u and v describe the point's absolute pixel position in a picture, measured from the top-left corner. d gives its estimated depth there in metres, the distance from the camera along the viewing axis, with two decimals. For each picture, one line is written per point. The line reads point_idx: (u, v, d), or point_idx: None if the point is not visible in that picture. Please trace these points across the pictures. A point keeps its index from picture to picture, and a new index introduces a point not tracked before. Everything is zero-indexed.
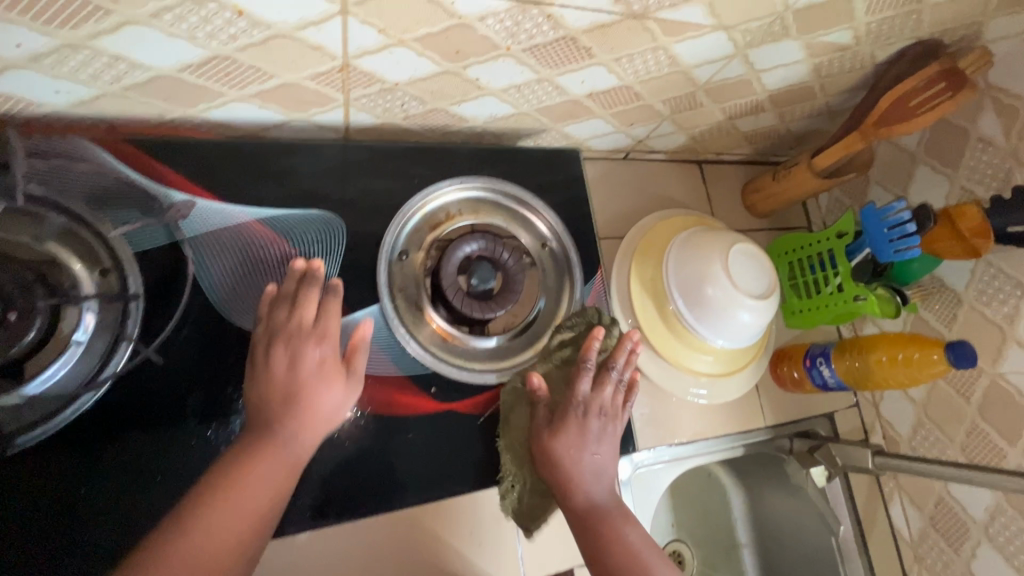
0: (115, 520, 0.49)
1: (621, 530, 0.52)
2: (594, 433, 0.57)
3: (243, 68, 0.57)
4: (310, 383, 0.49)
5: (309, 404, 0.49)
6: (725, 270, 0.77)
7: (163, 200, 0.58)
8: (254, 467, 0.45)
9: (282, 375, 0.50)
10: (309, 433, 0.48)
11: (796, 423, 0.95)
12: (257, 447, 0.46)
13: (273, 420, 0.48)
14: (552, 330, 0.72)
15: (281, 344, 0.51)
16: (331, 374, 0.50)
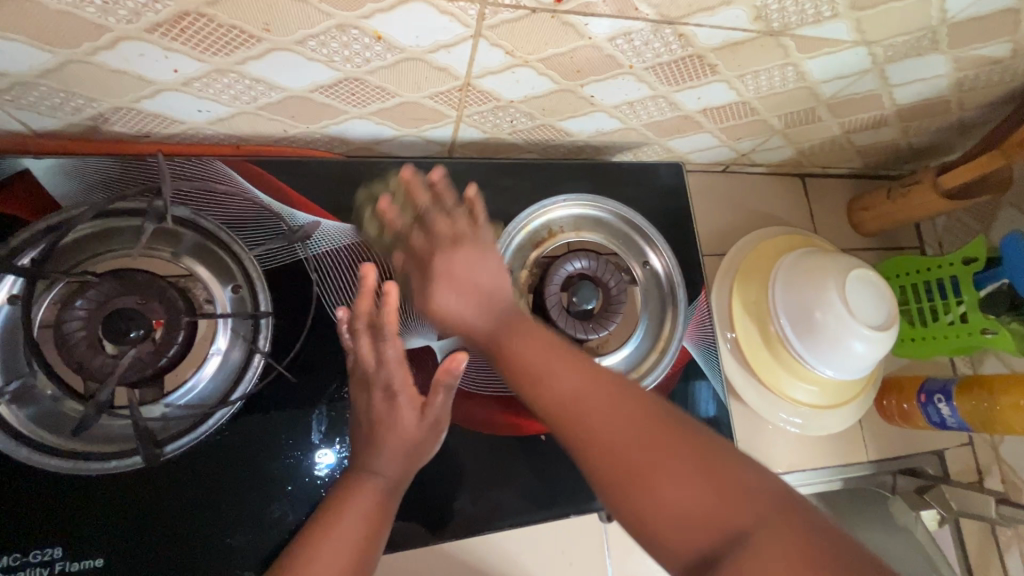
0: (253, 525, 0.52)
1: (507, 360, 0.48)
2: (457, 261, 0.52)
3: (369, 88, 0.58)
4: (386, 424, 0.50)
5: (394, 443, 0.50)
6: (841, 298, 0.72)
7: (290, 221, 0.60)
8: (343, 517, 0.46)
9: (375, 414, 0.51)
10: (396, 465, 0.50)
11: (902, 459, 0.89)
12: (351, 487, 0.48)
13: (361, 459, 0.50)
14: (656, 356, 0.68)
15: (364, 387, 0.52)
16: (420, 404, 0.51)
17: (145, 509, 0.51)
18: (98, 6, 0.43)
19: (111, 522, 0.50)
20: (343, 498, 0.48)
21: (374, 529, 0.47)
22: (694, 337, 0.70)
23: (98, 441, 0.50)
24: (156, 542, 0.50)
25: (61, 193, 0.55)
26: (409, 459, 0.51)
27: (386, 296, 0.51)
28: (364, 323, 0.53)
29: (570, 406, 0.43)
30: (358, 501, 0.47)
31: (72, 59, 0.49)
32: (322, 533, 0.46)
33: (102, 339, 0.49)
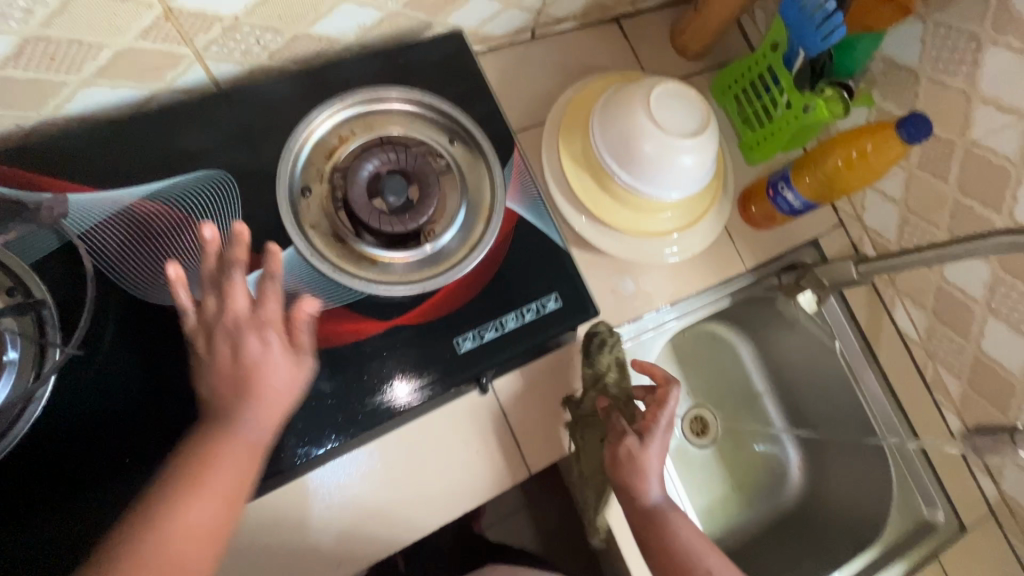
0: (105, 503, 0.52)
1: (676, 525, 0.64)
2: (655, 466, 0.64)
3: (65, 45, 0.53)
4: (258, 370, 0.51)
5: (269, 397, 0.51)
6: (651, 118, 0.72)
7: (31, 203, 0.56)
8: (222, 466, 0.48)
9: (229, 367, 0.52)
10: (269, 419, 0.51)
11: (780, 257, 0.92)
12: (217, 439, 0.49)
13: (222, 406, 0.50)
14: (485, 224, 0.68)
15: (221, 336, 0.52)
16: (278, 355, 0.52)
17: None
18: None
19: None
20: (218, 444, 0.49)
21: (249, 476, 0.50)
22: (514, 194, 0.69)
23: None
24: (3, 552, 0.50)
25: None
26: (278, 412, 0.52)
27: (273, 254, 0.55)
28: (223, 273, 0.53)
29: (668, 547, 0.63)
30: (228, 446, 0.49)
31: None
32: (201, 479, 0.47)
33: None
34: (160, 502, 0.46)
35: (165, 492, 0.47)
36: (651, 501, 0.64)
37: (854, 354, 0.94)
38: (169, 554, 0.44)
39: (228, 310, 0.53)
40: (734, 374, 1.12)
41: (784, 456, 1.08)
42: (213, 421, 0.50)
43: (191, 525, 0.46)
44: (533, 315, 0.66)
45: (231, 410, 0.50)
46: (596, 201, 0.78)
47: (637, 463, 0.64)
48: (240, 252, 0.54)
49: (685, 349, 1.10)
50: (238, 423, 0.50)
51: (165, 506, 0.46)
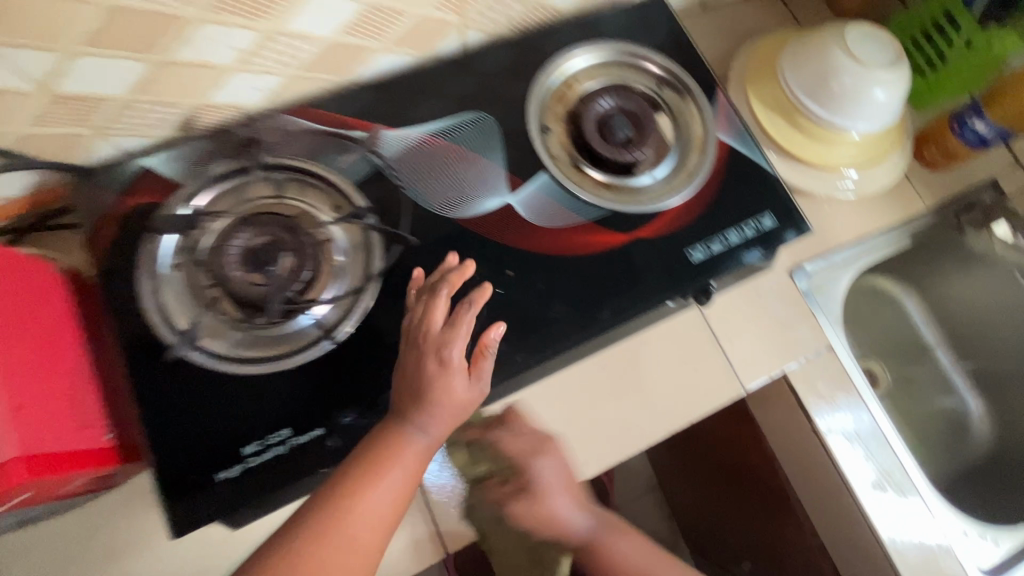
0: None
1: (614, 547, 0.69)
2: (558, 501, 0.67)
3: (385, 13, 0.67)
4: (437, 383, 0.54)
5: (448, 408, 0.54)
6: (847, 55, 0.78)
7: (353, 138, 0.70)
8: (393, 466, 0.52)
9: (415, 375, 0.56)
10: (439, 429, 0.54)
11: (962, 196, 0.94)
12: (393, 443, 0.53)
13: (403, 414, 0.54)
14: (698, 153, 0.76)
15: (410, 342, 0.58)
16: (458, 369, 0.55)
17: (327, 392, 0.61)
18: None
19: (311, 408, 0.60)
20: (394, 448, 0.53)
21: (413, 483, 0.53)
22: (722, 124, 0.77)
23: (281, 345, 0.62)
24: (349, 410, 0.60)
25: (176, 174, 0.66)
26: (450, 422, 0.55)
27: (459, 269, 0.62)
28: (433, 292, 0.60)
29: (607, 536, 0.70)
30: (405, 452, 0.52)
31: (159, 62, 0.60)
32: (369, 479, 0.51)
33: (256, 272, 0.62)
34: (331, 495, 0.50)
35: (333, 487, 0.50)
36: (580, 530, 0.69)
37: None
38: (336, 547, 0.48)
39: (427, 327, 0.58)
40: (901, 329, 1.12)
41: (966, 406, 1.06)
42: (394, 427, 0.54)
43: (370, 523, 0.49)
44: (753, 231, 0.73)
45: (416, 417, 0.54)
46: (786, 139, 0.84)
47: (544, 500, 0.67)
48: (445, 288, 0.60)
49: (853, 310, 1.09)
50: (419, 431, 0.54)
51: (353, 491, 0.50)
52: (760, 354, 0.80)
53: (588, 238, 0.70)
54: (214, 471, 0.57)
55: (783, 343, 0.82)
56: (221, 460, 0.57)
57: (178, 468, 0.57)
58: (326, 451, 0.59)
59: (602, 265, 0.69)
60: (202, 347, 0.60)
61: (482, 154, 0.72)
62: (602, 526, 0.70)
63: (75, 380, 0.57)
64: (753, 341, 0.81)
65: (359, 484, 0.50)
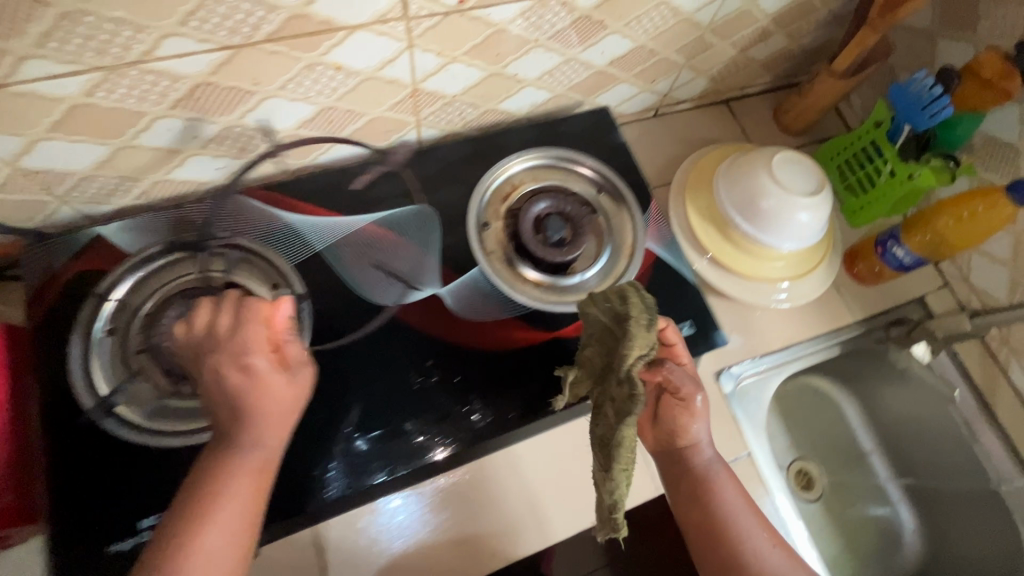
0: (339, 451, 0.65)
1: (722, 493, 0.66)
2: (699, 425, 0.66)
3: (341, 113, 0.73)
4: (250, 395, 0.53)
5: (270, 410, 0.53)
6: (772, 180, 0.84)
7: (300, 222, 0.75)
8: (228, 482, 0.51)
9: (231, 390, 0.53)
10: (270, 436, 0.53)
11: (888, 312, 0.98)
12: (221, 462, 0.51)
13: (228, 431, 0.53)
14: (627, 258, 0.81)
15: (228, 363, 0.53)
16: (269, 377, 0.54)
17: None
18: (135, 96, 0.59)
19: None
20: (221, 466, 0.51)
21: (263, 487, 0.52)
22: (651, 234, 0.83)
23: (195, 419, 0.64)
24: None
25: (126, 245, 0.70)
26: (283, 421, 0.54)
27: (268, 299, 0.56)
28: (208, 330, 0.56)
29: (708, 493, 0.66)
30: (244, 464, 0.52)
31: (121, 146, 0.65)
32: (200, 513, 0.49)
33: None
34: (179, 532, 0.48)
35: (172, 528, 0.49)
36: (705, 456, 0.67)
37: (967, 408, 0.97)
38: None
39: (212, 350, 0.55)
40: (838, 430, 1.14)
41: (897, 517, 1.07)
42: (221, 445, 0.53)
43: (218, 552, 0.48)
44: None
45: (240, 436, 0.52)
46: (717, 249, 0.89)
47: (675, 418, 0.66)
48: (226, 317, 0.56)
49: (788, 405, 1.13)
50: (242, 446, 0.52)
51: (193, 523, 0.49)
52: None
53: (510, 334, 0.74)
54: (107, 543, 0.58)
55: None
56: (117, 532, 0.59)
57: (77, 535, 0.58)
58: None
59: (519, 361, 0.72)
60: (118, 415, 0.63)
61: (419, 246, 0.77)
62: (723, 466, 0.67)
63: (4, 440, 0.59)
64: None
65: (188, 520, 0.49)
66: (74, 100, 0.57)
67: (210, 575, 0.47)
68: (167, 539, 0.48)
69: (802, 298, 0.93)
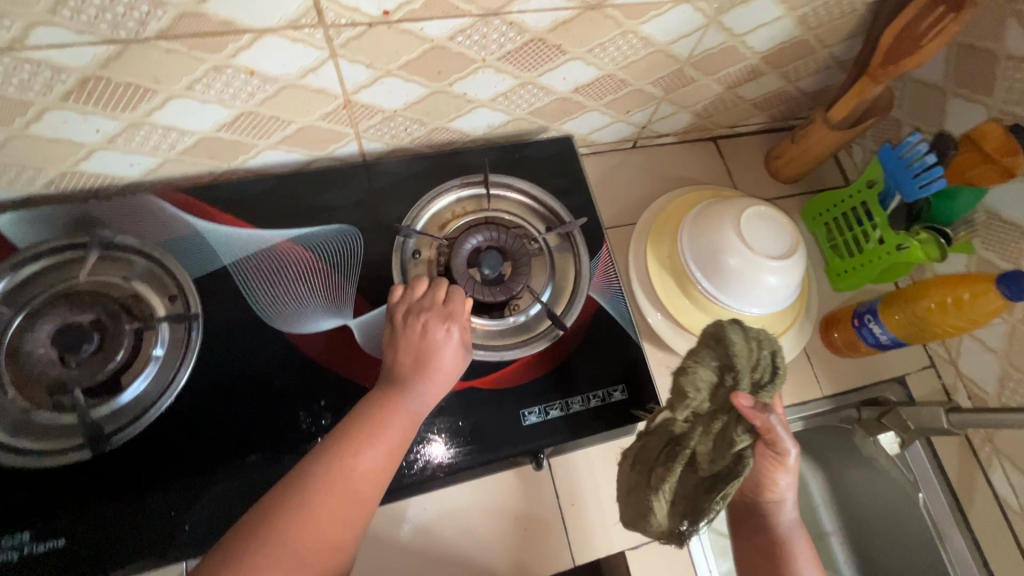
0: (207, 489, 0.59)
1: (799, 563, 0.57)
2: None
3: (265, 119, 0.68)
4: (437, 352, 0.59)
5: (440, 373, 0.58)
6: (739, 236, 0.76)
7: (209, 230, 0.69)
8: (378, 433, 0.52)
9: (416, 348, 0.59)
10: (432, 396, 0.57)
11: (861, 390, 0.89)
12: (389, 410, 0.54)
13: (406, 379, 0.57)
14: (567, 305, 0.74)
15: (410, 320, 0.61)
16: (459, 348, 0.61)
17: (87, 498, 0.57)
18: (16, 85, 0.54)
19: (62, 513, 0.57)
20: (376, 416, 0.53)
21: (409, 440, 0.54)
22: (598, 280, 0.75)
23: (57, 438, 0.59)
24: (102, 522, 0.57)
25: (18, 239, 0.65)
26: (444, 384, 0.59)
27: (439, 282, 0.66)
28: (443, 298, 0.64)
29: (787, 559, 0.57)
30: (400, 420, 0.54)
31: (13, 135, 0.60)
32: (320, 481, 0.48)
33: (59, 353, 0.61)
34: (284, 498, 0.47)
35: (277, 496, 0.47)
36: (788, 516, 0.59)
37: (936, 504, 0.87)
38: (292, 546, 0.44)
39: (404, 305, 0.63)
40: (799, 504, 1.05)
41: None
42: (389, 396, 0.55)
43: (344, 514, 0.47)
44: (598, 403, 0.69)
45: (416, 382, 0.57)
46: (674, 303, 0.81)
47: (758, 479, 0.58)
48: (443, 293, 0.64)
49: None
50: (413, 397, 0.56)
51: (328, 476, 0.48)
52: None
53: None
54: None
55: None
56: None
57: None
58: (64, 564, 0.55)
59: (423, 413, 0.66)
60: None
61: (336, 270, 0.70)
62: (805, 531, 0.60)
63: None
64: None
65: (297, 502, 0.46)
66: None
67: (333, 535, 0.46)
68: (275, 508, 0.46)
69: None
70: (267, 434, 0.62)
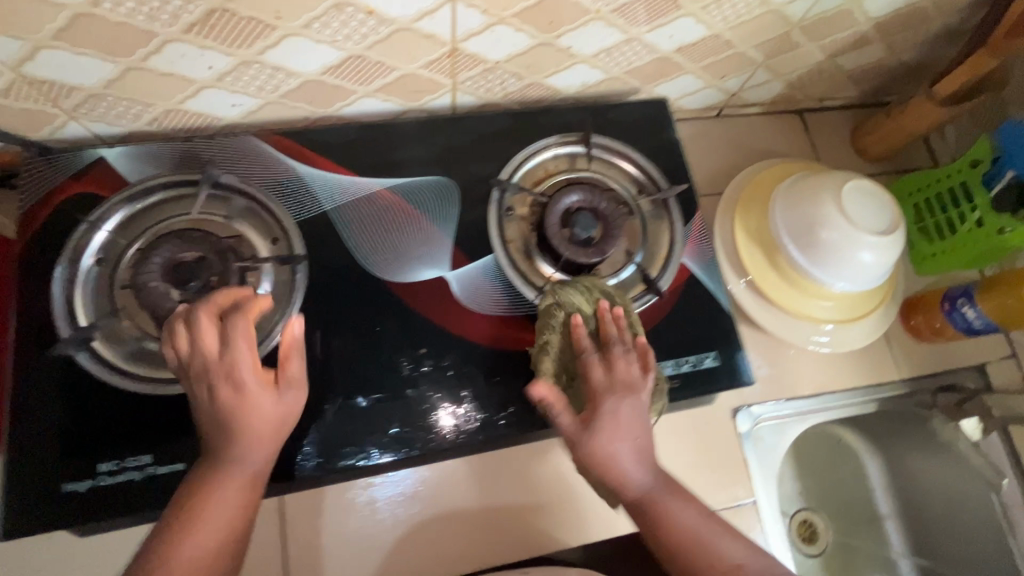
0: (313, 426, 0.60)
1: (670, 513, 0.52)
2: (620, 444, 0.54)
3: (371, 64, 0.67)
4: (231, 411, 0.50)
5: (255, 426, 0.50)
6: (839, 210, 0.74)
7: (311, 176, 0.70)
8: (215, 501, 0.47)
9: (223, 405, 0.50)
10: (260, 454, 0.50)
11: (939, 376, 0.88)
12: (212, 474, 0.48)
13: (220, 443, 0.49)
14: (660, 270, 0.73)
15: (197, 377, 0.50)
16: (263, 383, 0.52)
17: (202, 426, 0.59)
18: (145, 14, 0.54)
19: (179, 438, 0.59)
20: (213, 480, 0.48)
21: (248, 504, 0.49)
22: (692, 247, 0.75)
23: (173, 369, 0.61)
24: None
25: (128, 173, 0.66)
26: (273, 438, 0.51)
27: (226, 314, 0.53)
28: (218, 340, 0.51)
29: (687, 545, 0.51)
30: (223, 485, 0.48)
31: (131, 67, 0.60)
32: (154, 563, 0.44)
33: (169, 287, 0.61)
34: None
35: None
36: (637, 484, 0.53)
37: (1009, 495, 0.86)
38: None
39: (201, 355, 0.51)
40: (854, 488, 1.06)
41: None
42: (213, 458, 0.49)
43: None
44: (689, 368, 0.70)
45: (229, 446, 0.49)
46: (761, 275, 0.80)
47: (594, 446, 0.53)
48: (185, 341, 0.51)
49: (802, 450, 1.07)
50: (241, 456, 0.49)
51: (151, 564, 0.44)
52: None
53: (514, 336, 0.67)
54: (63, 481, 0.56)
55: (703, 484, 0.77)
56: (74, 472, 0.56)
57: (25, 467, 0.55)
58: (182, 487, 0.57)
59: (519, 367, 0.66)
60: (93, 350, 0.60)
61: (433, 222, 0.71)
62: (665, 483, 0.54)
63: None
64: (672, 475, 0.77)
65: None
66: (79, 8, 0.52)
67: None
68: None
69: (851, 344, 0.82)
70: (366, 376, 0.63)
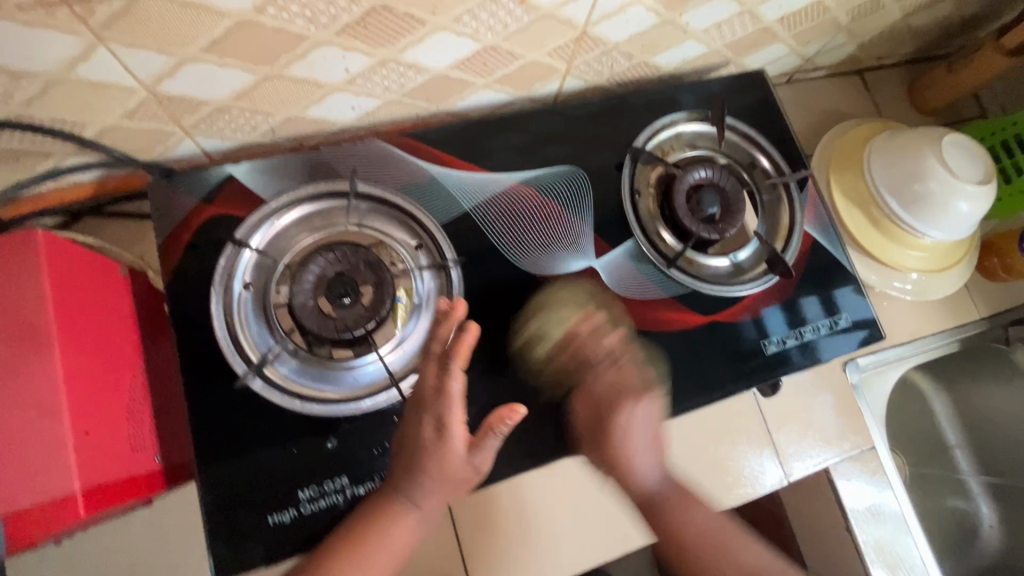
0: None
1: None
2: None
3: (502, 54, 0.65)
4: (432, 457, 0.53)
5: (439, 474, 0.54)
6: (942, 163, 0.77)
7: (444, 175, 0.68)
8: (378, 539, 0.52)
9: (421, 442, 0.54)
10: (437, 499, 0.55)
11: (1011, 311, 0.95)
12: (388, 515, 0.53)
13: (399, 481, 0.54)
14: (784, 240, 0.76)
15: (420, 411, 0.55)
16: (457, 442, 0.54)
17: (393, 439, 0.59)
18: (306, 18, 0.50)
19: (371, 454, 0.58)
20: (385, 513, 0.53)
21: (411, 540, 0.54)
22: (812, 213, 0.78)
23: (350, 386, 0.60)
24: None
25: (261, 188, 0.62)
26: (451, 492, 0.55)
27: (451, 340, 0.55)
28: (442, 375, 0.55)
29: None
30: (397, 527, 0.53)
31: (269, 75, 0.56)
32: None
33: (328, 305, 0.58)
34: None
35: None
36: None
37: None
38: None
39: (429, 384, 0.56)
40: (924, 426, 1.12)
41: (978, 512, 1.07)
42: (390, 491, 0.54)
43: None
44: (827, 329, 0.73)
45: (411, 485, 0.53)
46: (864, 233, 0.84)
47: None
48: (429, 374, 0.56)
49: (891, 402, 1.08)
50: (416, 497, 0.54)
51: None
52: (803, 446, 0.80)
53: (666, 317, 0.69)
54: (266, 513, 0.54)
55: (828, 436, 0.82)
56: (275, 502, 0.55)
57: (228, 501, 0.54)
58: None
59: (678, 347, 0.68)
60: (265, 376, 0.58)
61: (569, 212, 0.71)
62: None
63: (138, 398, 0.55)
64: (801, 431, 0.81)
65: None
66: (242, 16, 0.48)
67: None
68: None
69: (942, 291, 0.87)
70: (541, 373, 0.63)
